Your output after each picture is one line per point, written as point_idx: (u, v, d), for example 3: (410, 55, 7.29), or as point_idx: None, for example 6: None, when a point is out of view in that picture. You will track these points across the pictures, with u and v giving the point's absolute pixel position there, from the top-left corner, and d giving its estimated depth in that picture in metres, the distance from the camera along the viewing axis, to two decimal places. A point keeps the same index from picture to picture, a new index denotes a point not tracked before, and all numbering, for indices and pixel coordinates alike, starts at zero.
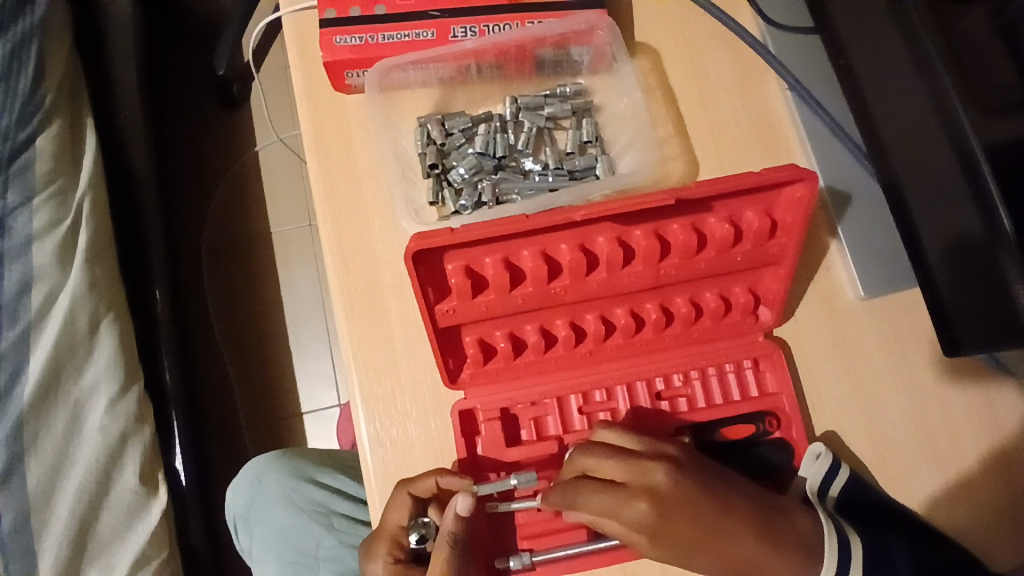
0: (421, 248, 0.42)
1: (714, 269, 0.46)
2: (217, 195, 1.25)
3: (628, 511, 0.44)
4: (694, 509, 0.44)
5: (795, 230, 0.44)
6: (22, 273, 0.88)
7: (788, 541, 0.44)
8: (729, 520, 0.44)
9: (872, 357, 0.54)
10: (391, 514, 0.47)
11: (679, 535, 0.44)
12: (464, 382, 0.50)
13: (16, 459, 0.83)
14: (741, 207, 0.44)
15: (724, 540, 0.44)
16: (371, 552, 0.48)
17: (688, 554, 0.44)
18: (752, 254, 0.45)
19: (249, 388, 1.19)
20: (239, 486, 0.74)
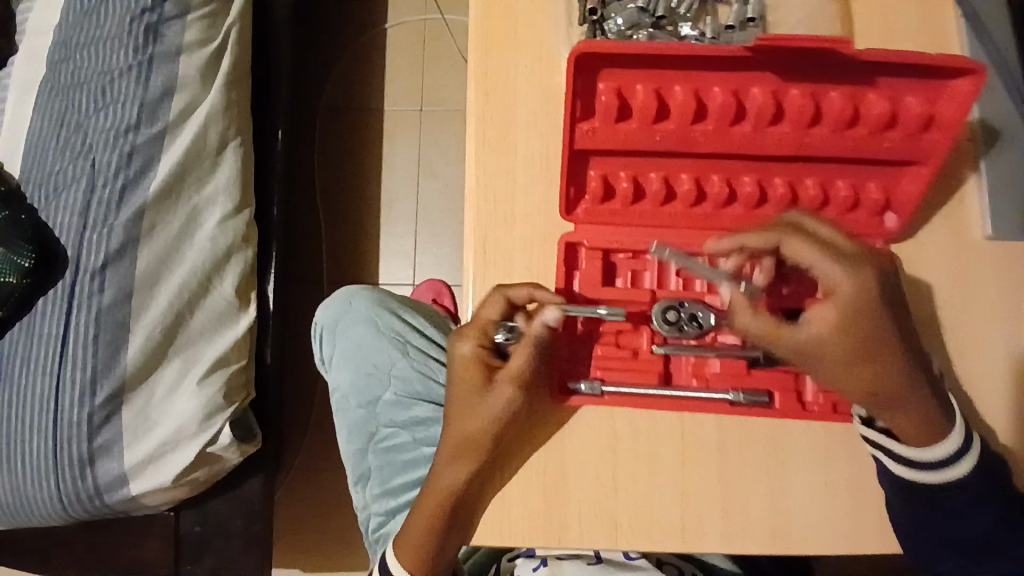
0: (591, 56, 0.47)
1: (857, 149, 0.49)
2: (340, 60, 1.28)
3: (844, 270, 0.45)
4: (895, 302, 0.46)
5: (953, 123, 0.47)
6: (167, 78, 0.95)
7: (912, 405, 0.47)
8: (886, 353, 0.46)
9: (986, 294, 0.53)
10: (486, 308, 0.52)
11: (872, 315, 0.45)
12: (577, 217, 0.54)
13: (131, 240, 0.91)
14: (904, 92, 0.48)
15: (900, 347, 0.46)
16: (461, 333, 0.53)
17: (825, 360, 0.47)
18: (903, 141, 0.48)
19: (336, 249, 1.24)
20: (330, 302, 0.80)
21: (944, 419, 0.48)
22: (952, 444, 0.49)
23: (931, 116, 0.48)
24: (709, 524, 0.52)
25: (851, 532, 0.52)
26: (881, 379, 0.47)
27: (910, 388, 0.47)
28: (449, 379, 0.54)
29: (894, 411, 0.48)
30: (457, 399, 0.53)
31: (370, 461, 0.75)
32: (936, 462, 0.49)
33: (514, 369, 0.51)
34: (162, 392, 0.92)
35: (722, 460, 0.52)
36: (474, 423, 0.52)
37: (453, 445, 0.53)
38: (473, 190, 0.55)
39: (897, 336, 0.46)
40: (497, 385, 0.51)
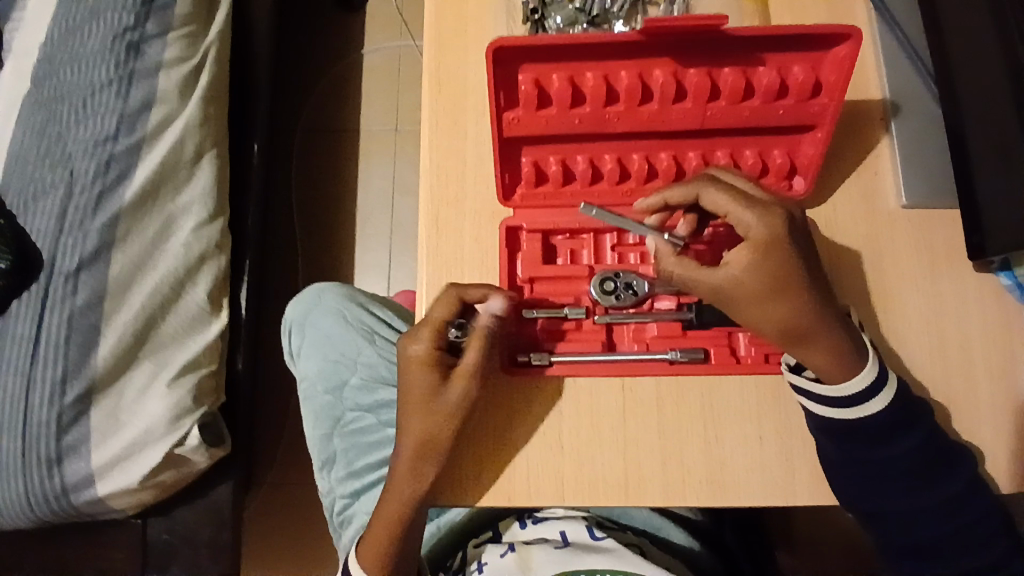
0: (502, 50, 0.48)
1: (755, 118, 0.51)
2: (318, 83, 1.34)
3: (759, 212, 0.48)
4: (807, 241, 0.49)
5: (837, 89, 0.49)
6: (146, 92, 0.99)
7: (824, 340, 0.50)
8: (800, 288, 0.49)
9: (901, 260, 0.59)
10: (437, 308, 0.54)
11: (786, 253, 0.48)
12: (516, 202, 0.57)
13: (105, 246, 0.94)
14: (789, 61, 0.50)
15: (811, 286, 0.49)
16: (415, 334, 0.54)
17: (746, 302, 0.49)
18: (794, 108, 0.50)
19: (311, 261, 1.28)
20: (297, 298, 0.83)
21: (852, 355, 0.51)
22: (866, 378, 0.51)
23: (818, 81, 0.50)
24: (651, 476, 0.55)
25: (785, 485, 0.55)
26: (795, 317, 0.49)
27: (821, 324, 0.49)
28: (403, 383, 0.55)
29: (807, 346, 0.50)
30: (418, 402, 0.54)
31: (336, 444, 0.77)
32: (853, 398, 0.52)
33: (467, 362, 0.53)
34: (132, 394, 0.93)
35: (660, 417, 0.56)
36: (438, 422, 0.53)
37: (414, 444, 0.54)
38: (427, 169, 0.59)
39: (808, 274, 0.49)
40: (454, 386, 0.53)
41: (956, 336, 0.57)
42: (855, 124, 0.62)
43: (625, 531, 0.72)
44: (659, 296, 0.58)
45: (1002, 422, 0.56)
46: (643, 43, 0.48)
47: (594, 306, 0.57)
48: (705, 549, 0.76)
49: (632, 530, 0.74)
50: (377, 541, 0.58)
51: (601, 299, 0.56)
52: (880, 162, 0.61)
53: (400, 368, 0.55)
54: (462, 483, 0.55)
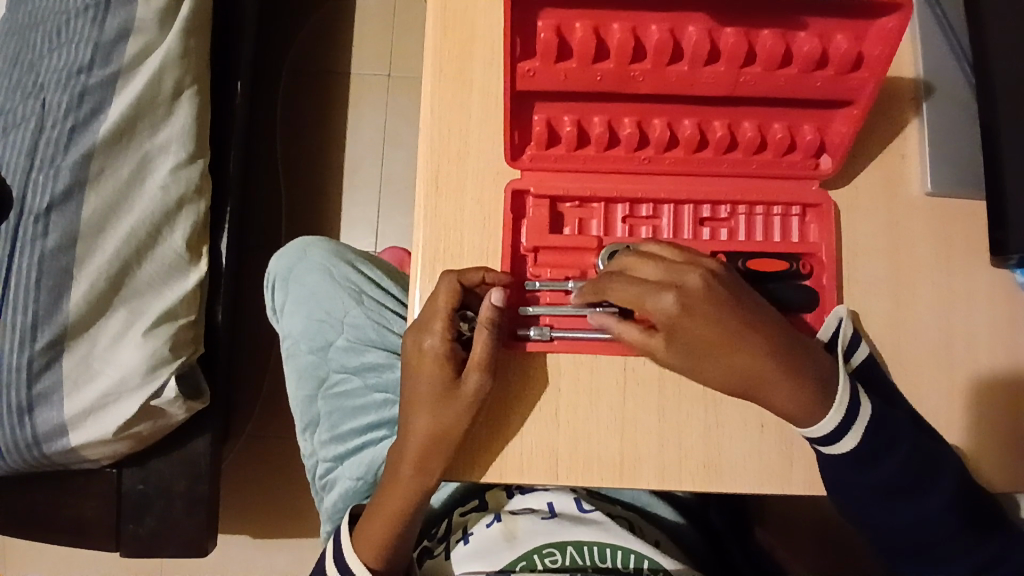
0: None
1: (790, 90, 0.47)
2: (309, 20, 1.26)
3: (653, 301, 0.47)
4: (716, 309, 0.47)
5: (880, 64, 0.45)
6: (124, 20, 0.91)
7: (788, 386, 0.48)
8: (739, 344, 0.48)
9: (919, 251, 0.56)
10: (441, 299, 0.51)
11: (691, 331, 0.47)
12: (524, 163, 0.53)
13: (77, 184, 0.88)
14: (834, 29, 0.45)
15: (739, 349, 0.48)
16: (425, 328, 0.52)
17: (699, 366, 0.49)
18: (833, 81, 0.46)
19: (295, 210, 1.22)
20: (282, 252, 0.79)
21: (817, 394, 0.49)
22: (835, 416, 0.49)
23: (861, 54, 0.46)
24: (646, 457, 0.53)
25: (784, 474, 0.53)
26: (734, 379, 0.49)
27: (767, 381, 0.48)
28: (412, 379, 0.53)
29: (773, 398, 0.49)
30: (428, 395, 0.51)
31: (320, 407, 0.74)
32: (830, 435, 0.50)
33: (476, 354, 0.50)
34: (105, 341, 0.89)
35: (661, 399, 0.53)
36: (448, 415, 0.51)
37: (426, 439, 0.52)
38: (428, 122, 0.54)
39: (727, 342, 0.47)
40: (466, 380, 0.50)
41: (968, 335, 0.55)
42: (885, 101, 0.57)
43: (613, 505, 0.71)
44: None
45: (1004, 424, 0.54)
46: None
47: None
48: (690, 524, 0.76)
49: (621, 505, 0.73)
50: (377, 527, 0.57)
51: None
52: (908, 145, 0.57)
53: (408, 361, 0.53)
54: (464, 467, 0.52)
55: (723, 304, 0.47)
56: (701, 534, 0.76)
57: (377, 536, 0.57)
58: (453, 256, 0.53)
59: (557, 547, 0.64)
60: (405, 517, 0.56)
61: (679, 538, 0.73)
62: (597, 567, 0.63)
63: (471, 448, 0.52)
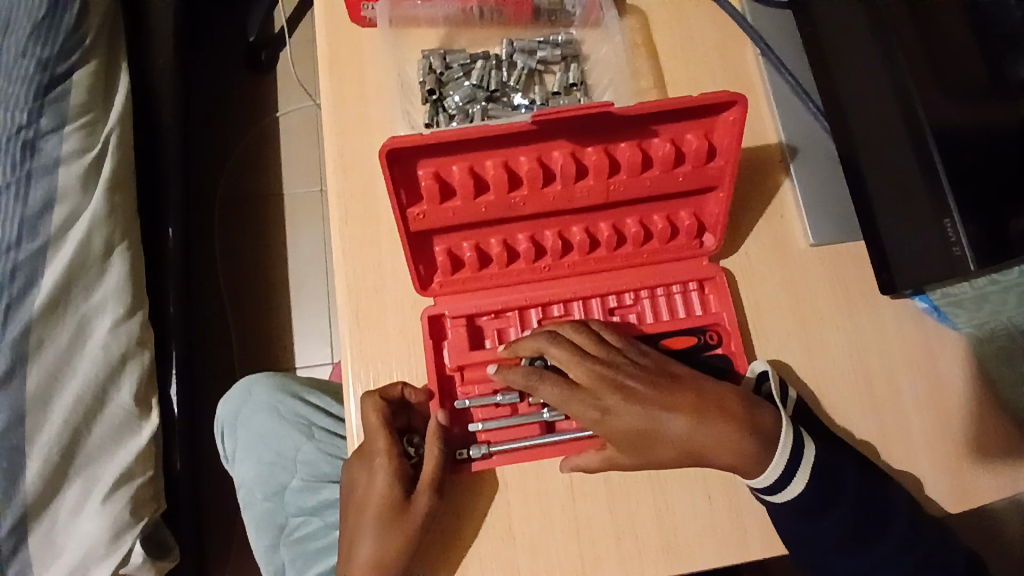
0: (396, 150, 0.47)
1: (656, 187, 0.51)
2: (235, 150, 1.29)
3: (572, 404, 0.52)
4: (631, 394, 0.51)
5: (729, 152, 0.50)
6: (47, 191, 0.92)
7: (725, 449, 0.51)
8: (667, 419, 0.51)
9: (818, 300, 0.60)
10: (378, 421, 0.52)
11: (617, 418, 0.51)
12: (433, 290, 0.56)
13: (18, 362, 0.85)
14: (682, 131, 0.51)
15: (668, 422, 0.51)
16: (366, 455, 0.52)
17: (639, 449, 0.51)
18: (692, 174, 0.51)
19: (246, 336, 1.22)
20: (228, 398, 0.80)
21: (757, 445, 0.51)
22: (780, 465, 0.52)
23: (711, 145, 0.51)
24: (607, 550, 0.53)
25: (739, 539, 0.54)
26: (678, 453, 0.51)
27: (709, 445, 0.51)
28: (357, 501, 0.52)
29: (714, 463, 0.51)
30: (374, 520, 0.51)
31: (283, 555, 0.73)
32: (777, 481, 0.52)
33: (426, 473, 0.51)
34: (66, 514, 0.85)
35: (609, 489, 0.55)
36: (393, 541, 0.50)
37: (371, 567, 0.51)
38: (342, 262, 0.58)
39: (653, 418, 0.51)
40: (415, 502, 0.51)
41: (882, 368, 0.59)
42: (753, 166, 0.63)
43: None
44: None
45: (940, 443, 0.57)
46: (536, 130, 0.48)
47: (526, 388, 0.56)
48: None
49: None
50: None
51: None
52: (785, 205, 0.63)
53: (354, 492, 0.53)
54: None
55: (636, 389, 0.52)
56: None
57: None
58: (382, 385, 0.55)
59: None
60: None
61: None
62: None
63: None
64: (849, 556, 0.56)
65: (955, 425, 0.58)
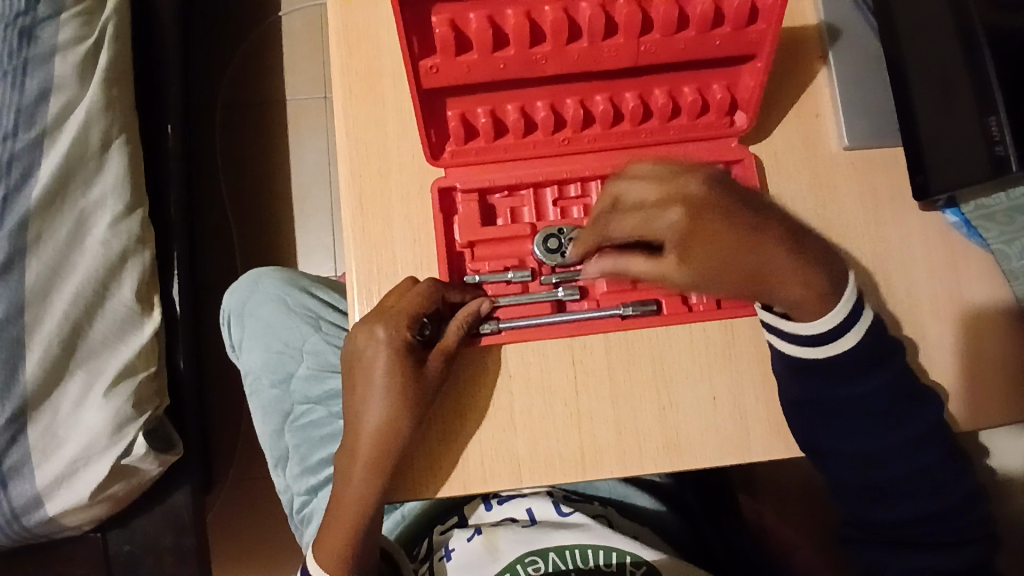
0: None
1: (692, 51, 0.48)
2: (236, 52, 1.23)
3: (660, 223, 0.45)
4: (726, 215, 0.44)
5: (775, 15, 0.47)
6: (43, 80, 0.88)
7: (796, 287, 0.47)
8: (761, 251, 0.45)
9: (843, 202, 0.58)
10: (414, 294, 0.51)
11: (712, 243, 0.44)
12: (445, 160, 0.53)
13: (17, 253, 0.84)
14: None
15: (759, 250, 0.45)
16: (385, 321, 0.50)
17: (716, 279, 0.46)
18: (731, 37, 0.48)
19: (249, 244, 1.20)
20: (235, 287, 0.79)
21: (826, 282, 0.48)
22: (834, 318, 0.50)
23: (755, 6, 0.47)
24: (607, 449, 0.53)
25: (742, 441, 0.54)
26: (752, 284, 0.46)
27: (784, 275, 0.47)
28: (363, 370, 0.51)
29: (779, 298, 0.48)
30: (383, 387, 0.50)
31: (288, 440, 0.75)
32: (825, 336, 0.50)
33: (444, 347, 0.51)
34: (67, 407, 0.85)
35: (614, 383, 0.54)
36: (403, 411, 0.50)
37: (371, 437, 0.51)
38: (344, 143, 0.55)
39: (742, 254, 0.45)
40: (429, 369, 0.51)
41: (904, 275, 0.57)
42: (788, 59, 0.60)
43: (591, 503, 0.69)
44: None
45: (957, 355, 0.56)
46: None
47: (540, 267, 0.55)
48: (672, 511, 0.74)
49: (599, 500, 0.70)
50: (335, 544, 0.55)
51: (546, 258, 0.54)
52: (821, 104, 0.59)
53: (359, 353, 0.51)
54: (415, 479, 0.53)
55: (732, 208, 0.44)
56: (681, 518, 0.74)
57: (339, 551, 0.55)
58: (386, 274, 0.54)
59: (539, 555, 0.62)
60: (358, 543, 0.55)
61: (659, 526, 0.71)
62: (580, 571, 0.60)
63: (419, 456, 0.53)
64: (862, 463, 0.55)
65: (976, 337, 0.57)
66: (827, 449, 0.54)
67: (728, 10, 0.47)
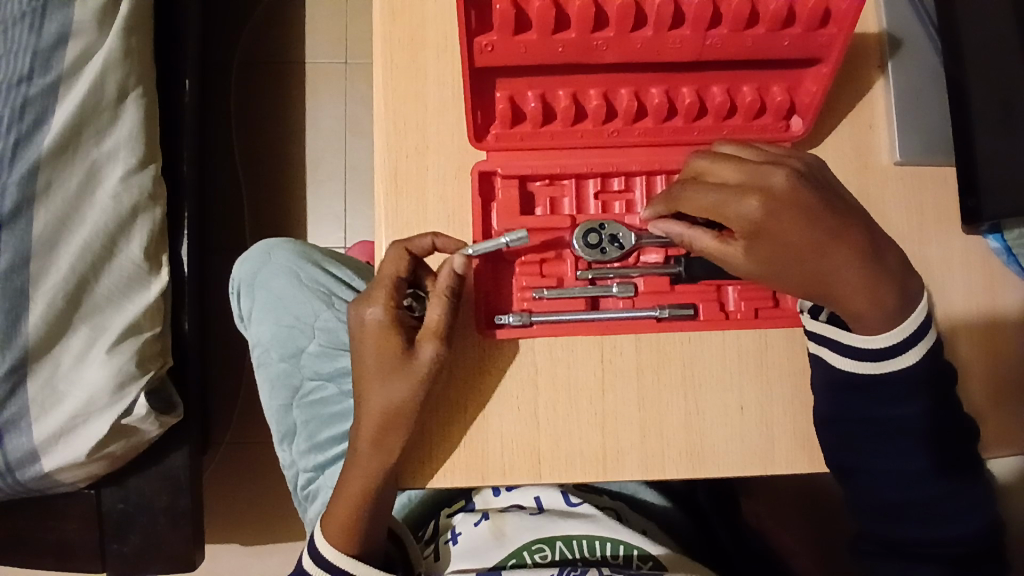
0: None
1: (759, 49, 0.47)
2: (257, 8, 1.19)
3: (735, 206, 0.47)
4: (802, 212, 0.46)
5: (848, 18, 0.46)
6: (61, 24, 0.84)
7: (861, 298, 0.48)
8: (833, 249, 0.47)
9: (890, 219, 0.56)
10: (388, 267, 0.49)
11: (777, 234, 0.47)
12: (488, 143, 0.52)
13: (24, 202, 0.81)
14: None
15: (825, 251, 0.47)
16: (369, 297, 0.50)
17: (780, 270, 0.48)
18: (801, 39, 0.47)
19: (259, 208, 1.17)
20: (247, 255, 0.77)
21: (896, 302, 0.49)
22: (903, 332, 0.49)
23: (828, 8, 0.46)
24: (630, 451, 0.52)
25: (766, 454, 0.53)
26: (816, 281, 0.48)
27: (851, 280, 0.48)
28: (359, 350, 0.51)
29: (842, 301, 0.49)
30: (384, 373, 0.49)
31: (295, 416, 0.74)
32: (882, 351, 0.50)
33: (431, 323, 0.49)
34: (68, 362, 0.83)
35: (640, 385, 0.52)
36: (400, 394, 0.49)
37: (375, 425, 0.50)
38: (382, 116, 0.53)
39: (808, 251, 0.47)
40: (418, 351, 0.49)
41: (945, 298, 0.56)
42: (847, 65, 0.58)
43: (600, 495, 0.68)
44: (645, 249, 0.54)
45: (991, 383, 0.55)
46: None
47: (577, 261, 0.54)
48: (679, 508, 0.73)
49: (607, 494, 0.69)
50: (339, 527, 0.54)
51: (585, 253, 0.52)
52: (875, 114, 0.57)
53: (355, 332, 0.51)
54: (416, 469, 0.51)
55: (812, 207, 0.46)
56: (688, 516, 0.74)
57: (346, 536, 0.54)
58: None
59: (545, 543, 0.60)
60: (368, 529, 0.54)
61: (665, 521, 0.70)
62: (586, 560, 0.59)
63: (424, 449, 0.51)
64: (888, 484, 0.53)
65: (1011, 366, 0.56)
66: (853, 464, 0.53)
67: (800, 9, 0.47)
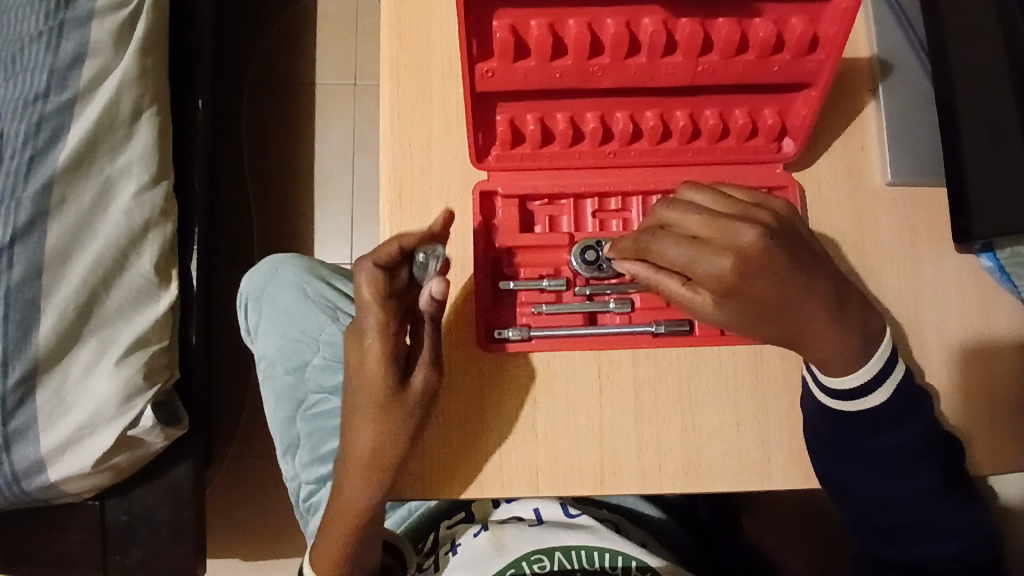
0: None
1: (749, 74, 0.49)
2: (269, 30, 1.22)
3: (708, 265, 0.46)
4: (773, 269, 0.46)
5: (835, 44, 0.48)
6: (78, 43, 0.87)
7: (825, 346, 0.49)
8: (801, 301, 0.48)
9: (882, 238, 0.58)
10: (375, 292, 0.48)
11: (748, 292, 0.47)
12: (489, 163, 0.54)
13: (39, 216, 0.84)
14: (788, 14, 0.48)
15: (791, 305, 0.48)
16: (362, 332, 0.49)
17: (748, 319, 0.48)
18: (790, 64, 0.49)
19: (267, 224, 1.19)
20: (255, 270, 0.79)
21: (858, 346, 0.50)
22: (870, 371, 0.51)
23: (817, 35, 0.48)
24: (627, 464, 0.53)
25: (762, 468, 0.54)
26: (784, 328, 0.49)
27: (817, 330, 0.49)
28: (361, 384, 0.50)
29: (807, 346, 0.50)
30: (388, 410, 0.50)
31: (299, 428, 0.75)
32: (847, 392, 0.52)
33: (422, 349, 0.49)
34: (77, 373, 0.85)
35: (637, 400, 0.54)
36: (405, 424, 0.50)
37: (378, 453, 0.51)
38: (388, 136, 0.55)
39: (777, 303, 0.47)
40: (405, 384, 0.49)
41: (937, 317, 0.57)
42: (840, 88, 0.59)
43: (599, 508, 0.68)
44: None
45: (984, 400, 0.56)
46: None
47: (575, 277, 0.55)
48: (678, 522, 0.74)
49: (607, 507, 0.70)
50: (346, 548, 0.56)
51: (583, 269, 0.54)
52: (867, 136, 0.59)
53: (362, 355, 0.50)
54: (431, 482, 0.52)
55: (783, 263, 0.46)
56: (686, 531, 0.74)
57: (354, 553, 0.56)
58: None
59: (544, 553, 0.61)
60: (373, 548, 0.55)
61: (664, 535, 0.70)
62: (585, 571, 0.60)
63: (440, 470, 0.52)
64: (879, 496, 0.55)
65: (1005, 383, 0.56)
66: (845, 478, 0.54)
67: (789, 36, 0.48)
